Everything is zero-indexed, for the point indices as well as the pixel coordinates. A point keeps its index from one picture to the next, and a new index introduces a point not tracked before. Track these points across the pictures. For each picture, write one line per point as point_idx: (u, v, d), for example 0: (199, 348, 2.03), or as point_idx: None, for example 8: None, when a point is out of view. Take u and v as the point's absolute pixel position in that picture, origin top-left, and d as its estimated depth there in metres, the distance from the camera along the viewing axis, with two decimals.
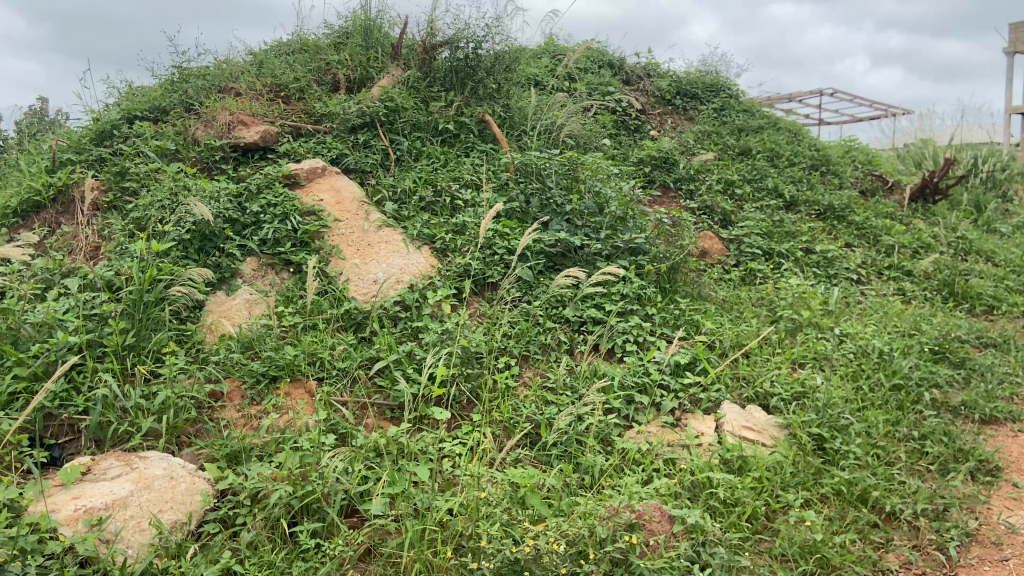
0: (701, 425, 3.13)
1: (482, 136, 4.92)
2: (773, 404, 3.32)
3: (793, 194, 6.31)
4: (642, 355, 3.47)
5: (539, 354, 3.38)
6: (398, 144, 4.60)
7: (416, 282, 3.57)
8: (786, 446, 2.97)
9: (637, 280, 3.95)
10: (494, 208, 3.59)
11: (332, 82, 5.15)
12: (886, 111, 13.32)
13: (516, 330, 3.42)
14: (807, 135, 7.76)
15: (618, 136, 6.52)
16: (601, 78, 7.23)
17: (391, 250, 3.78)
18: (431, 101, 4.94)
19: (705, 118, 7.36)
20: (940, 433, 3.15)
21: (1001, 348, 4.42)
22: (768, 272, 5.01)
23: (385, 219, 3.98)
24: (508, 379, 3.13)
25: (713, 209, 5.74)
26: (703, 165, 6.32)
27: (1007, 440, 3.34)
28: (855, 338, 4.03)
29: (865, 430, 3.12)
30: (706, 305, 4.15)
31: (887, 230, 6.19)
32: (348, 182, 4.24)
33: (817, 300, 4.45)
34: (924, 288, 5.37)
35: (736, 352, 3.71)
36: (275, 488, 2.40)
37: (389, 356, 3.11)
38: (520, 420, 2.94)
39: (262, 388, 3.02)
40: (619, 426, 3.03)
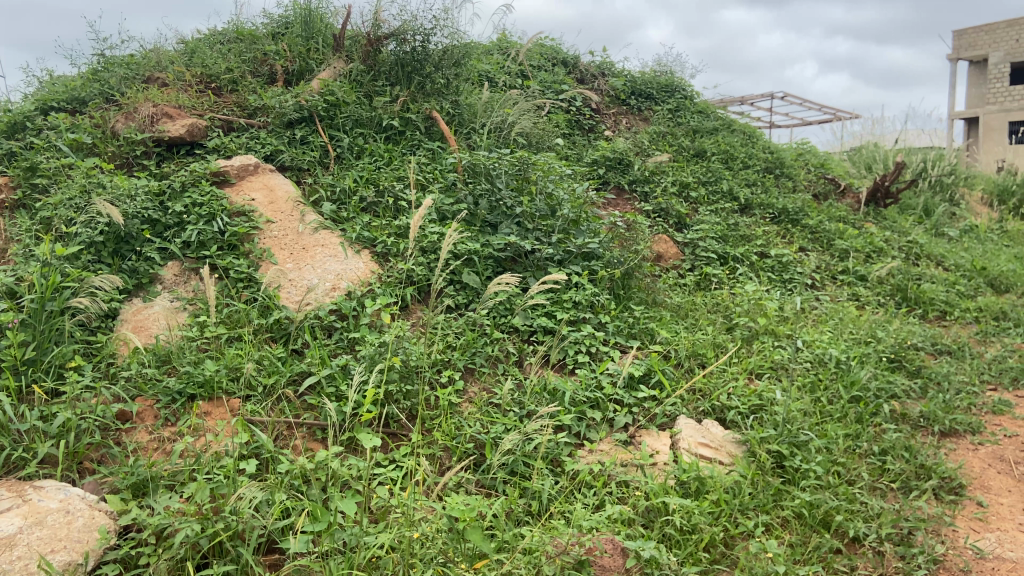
0: (655, 443, 2.95)
1: (429, 133, 4.67)
2: (730, 418, 3.16)
3: (748, 197, 6.22)
4: (595, 367, 3.28)
5: (485, 367, 3.16)
6: (339, 140, 4.33)
7: (354, 289, 3.31)
8: (745, 465, 2.81)
9: (589, 286, 3.75)
10: (423, 207, 3.13)
11: (269, 73, 4.86)
12: (834, 115, 13.50)
13: (460, 341, 3.20)
14: (760, 137, 7.70)
15: (572, 136, 6.35)
16: (555, 76, 7.05)
17: (327, 254, 3.53)
18: (375, 95, 4.68)
19: (660, 118, 7.23)
20: (901, 448, 3.03)
21: (955, 355, 4.35)
22: (723, 276, 4.87)
23: (322, 220, 3.71)
24: (452, 395, 2.91)
25: (668, 211, 5.60)
26: (658, 167, 6.18)
27: (967, 453, 3.23)
28: (813, 346, 3.91)
29: (826, 446, 2.98)
30: (661, 312, 3.98)
31: (840, 234, 6.14)
32: (283, 181, 3.96)
33: (773, 307, 4.32)
34: (877, 293, 5.31)
35: (692, 363, 3.54)
36: (182, 525, 2.13)
37: (320, 372, 2.85)
38: (463, 441, 2.72)
39: (177, 408, 2.74)
40: (570, 445, 2.82)
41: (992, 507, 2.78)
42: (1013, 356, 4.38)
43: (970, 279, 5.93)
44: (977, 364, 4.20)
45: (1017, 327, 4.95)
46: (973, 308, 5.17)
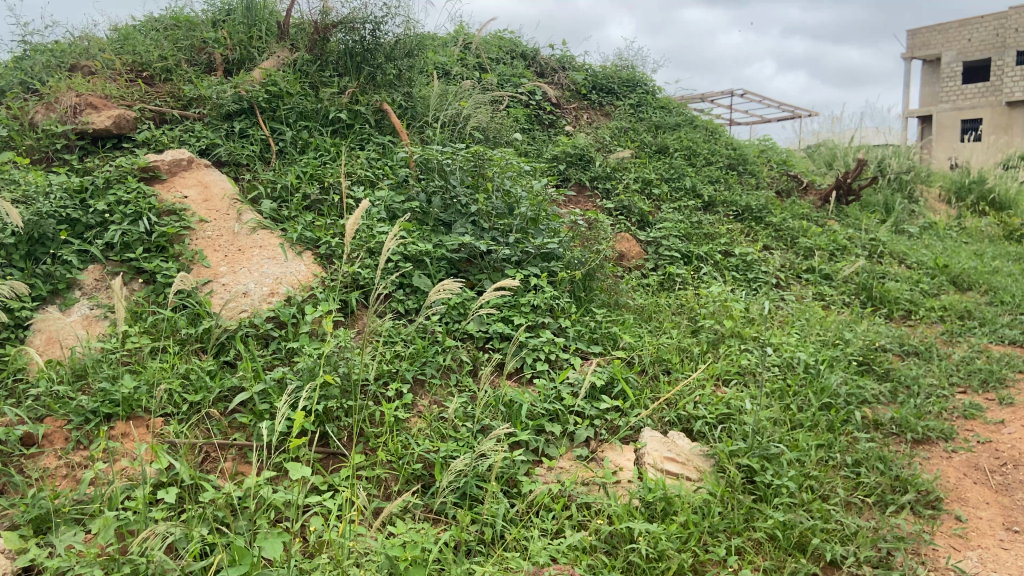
0: (619, 458, 2.76)
1: (380, 127, 4.42)
2: (697, 429, 2.99)
3: (710, 194, 6.07)
4: (554, 376, 3.08)
5: (436, 378, 2.93)
6: (281, 134, 4.05)
7: (294, 294, 3.06)
8: (713, 481, 2.64)
9: (549, 288, 3.55)
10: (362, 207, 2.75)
11: (207, 62, 4.57)
12: (794, 112, 13.58)
13: (410, 350, 2.96)
14: (722, 133, 7.58)
15: (531, 131, 6.14)
16: (514, 69, 6.83)
17: (266, 256, 3.26)
18: (321, 86, 4.41)
19: (622, 114, 7.06)
20: (875, 459, 2.90)
21: (922, 356, 4.24)
22: (687, 276, 4.71)
23: (260, 219, 3.45)
24: (399, 410, 2.68)
25: (630, 209, 5.43)
26: (620, 163, 6.01)
27: (941, 461, 3.10)
28: (780, 349, 3.77)
29: (798, 459, 2.82)
30: (623, 315, 3.81)
31: (804, 231, 6.03)
32: (220, 177, 3.69)
33: (738, 309, 4.16)
34: (842, 292, 5.19)
35: (656, 369, 3.38)
36: (86, 569, 1.87)
37: (253, 388, 2.60)
38: (410, 461, 2.50)
39: (91, 428, 2.46)
40: (527, 463, 2.61)
41: (972, 522, 2.64)
42: (979, 357, 4.29)
43: (932, 277, 5.87)
44: (945, 365, 4.09)
45: (982, 327, 4.88)
46: (937, 307, 5.09)
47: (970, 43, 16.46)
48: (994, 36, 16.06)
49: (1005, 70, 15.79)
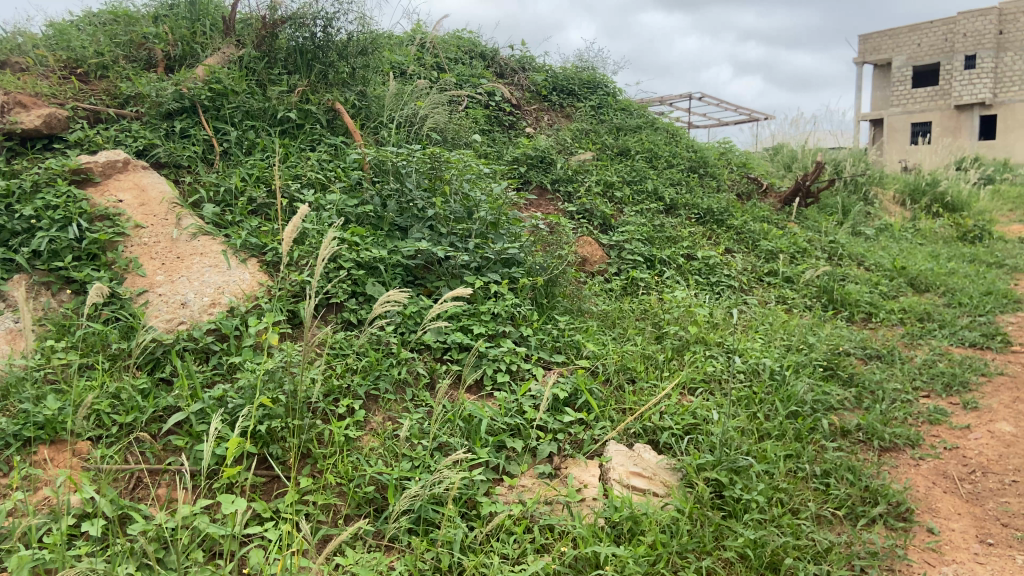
0: (583, 474, 2.63)
1: (331, 128, 4.24)
2: (664, 441, 2.88)
3: (672, 197, 6.00)
4: (515, 389, 2.95)
5: (389, 392, 2.76)
6: (226, 134, 3.85)
7: (237, 304, 2.88)
8: (681, 497, 2.53)
9: (509, 296, 3.41)
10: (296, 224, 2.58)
11: (147, 58, 4.36)
12: (752, 115, 13.68)
13: (362, 362, 2.79)
14: (683, 136, 7.54)
15: (491, 132, 6.00)
16: (473, 69, 6.68)
17: (206, 264, 3.07)
18: (269, 84, 4.22)
19: (582, 116, 6.97)
20: (844, 469, 2.82)
21: (885, 360, 4.21)
22: (650, 281, 4.62)
23: (202, 224, 3.25)
24: (349, 429, 2.52)
25: (592, 212, 5.32)
26: (581, 165, 5.92)
27: (909, 469, 3.04)
28: (745, 355, 3.68)
29: (767, 471, 2.73)
30: (586, 323, 3.70)
31: (765, 234, 5.99)
32: (159, 180, 3.48)
33: (702, 314, 4.07)
34: (803, 295, 5.15)
35: (621, 379, 3.27)
36: None
37: (190, 407, 2.42)
38: (362, 484, 2.34)
39: (10, 454, 2.26)
40: (486, 482, 2.47)
41: (944, 534, 2.57)
42: (941, 360, 4.27)
43: (891, 279, 5.88)
44: (908, 369, 4.05)
45: (941, 329, 4.88)
46: (897, 309, 5.08)
47: (919, 48, 17.02)
48: (945, 41, 16.49)
49: (954, 74, 16.27)
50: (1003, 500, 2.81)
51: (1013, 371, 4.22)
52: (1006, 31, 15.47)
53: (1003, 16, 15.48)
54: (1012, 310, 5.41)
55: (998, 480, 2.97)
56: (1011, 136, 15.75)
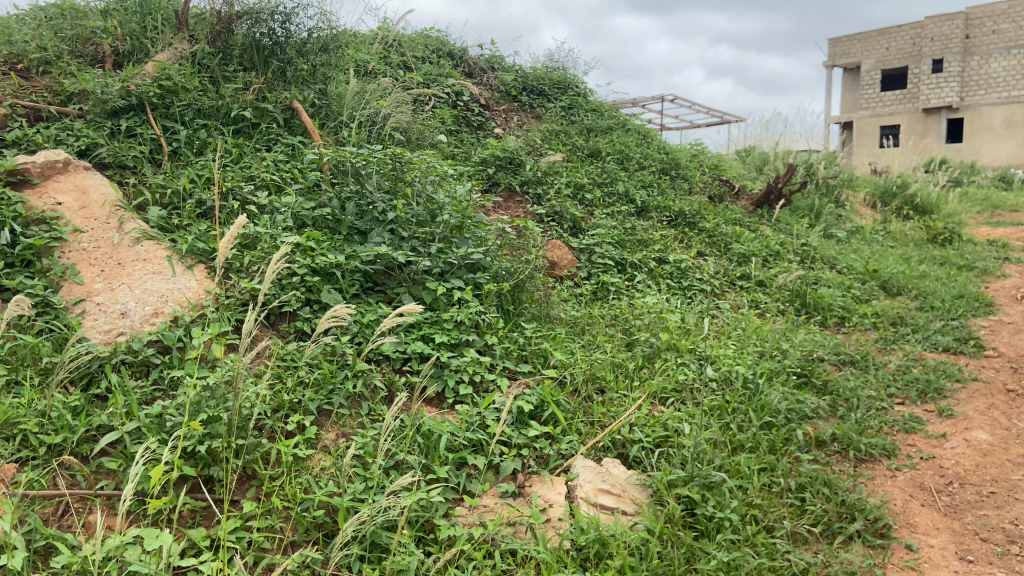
0: (549, 492, 2.50)
1: (289, 127, 4.06)
2: (634, 455, 2.76)
3: (644, 200, 5.90)
4: (478, 402, 2.80)
5: (344, 406, 2.59)
6: (175, 133, 3.66)
7: (181, 313, 2.70)
8: (652, 516, 2.41)
9: (474, 302, 3.26)
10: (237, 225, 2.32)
11: (94, 54, 4.17)
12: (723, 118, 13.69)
13: (315, 375, 2.62)
14: (654, 137, 7.45)
15: (459, 133, 5.85)
16: (441, 69, 6.53)
17: (150, 271, 2.89)
18: (223, 82, 4.03)
19: (553, 117, 6.85)
20: (820, 483, 2.72)
21: (859, 365, 4.13)
22: (621, 286, 4.50)
23: (146, 228, 3.07)
24: (299, 447, 2.35)
25: (562, 215, 5.19)
26: (551, 167, 5.79)
27: (885, 481, 2.95)
28: (717, 363, 3.57)
29: (740, 486, 2.61)
30: (554, 331, 3.57)
31: (737, 237, 5.91)
32: (102, 181, 3.29)
33: (674, 321, 3.95)
34: (776, 299, 5.06)
35: (590, 389, 3.14)
36: None
37: (125, 426, 2.24)
38: (311, 507, 2.18)
39: None
40: (446, 502, 2.32)
41: (923, 551, 2.47)
42: (915, 366, 4.20)
43: (863, 282, 5.82)
44: (882, 375, 3.97)
45: (914, 333, 4.82)
46: (870, 313, 5.02)
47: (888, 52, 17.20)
48: (913, 45, 16.67)
49: (922, 77, 16.46)
50: (981, 513, 2.72)
51: (987, 376, 4.17)
52: (973, 36, 15.66)
53: (968, 21, 15.68)
54: (983, 314, 5.37)
55: (976, 491, 2.89)
56: (978, 138, 15.95)
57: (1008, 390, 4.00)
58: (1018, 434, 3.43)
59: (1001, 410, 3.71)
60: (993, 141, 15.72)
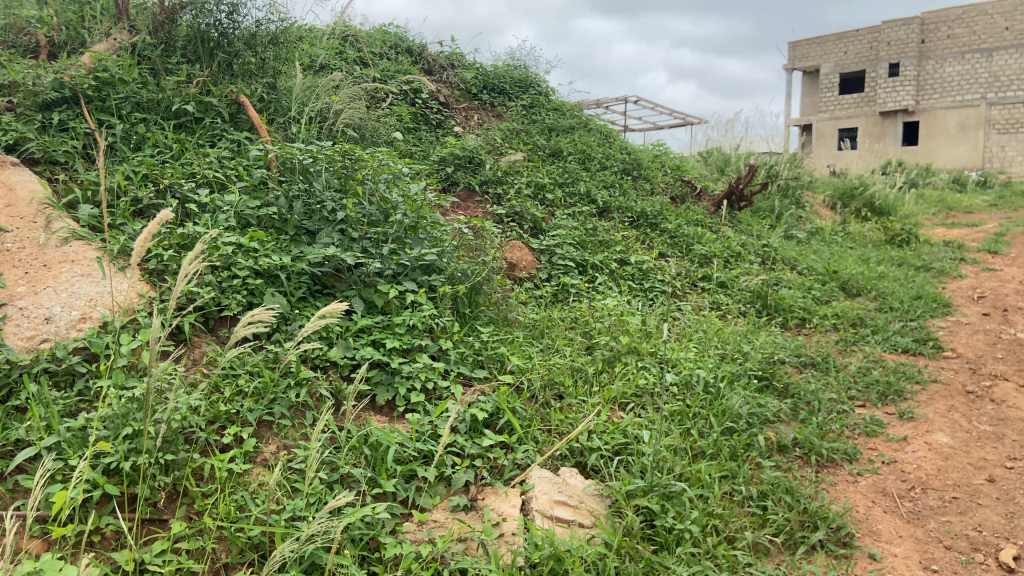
0: (503, 505, 2.38)
1: (235, 123, 3.90)
2: (592, 464, 2.66)
3: (605, 200, 5.82)
4: (430, 410, 2.67)
5: (286, 417, 2.45)
6: (111, 127, 3.48)
7: (111, 318, 2.54)
8: (610, 529, 2.31)
9: (428, 306, 3.13)
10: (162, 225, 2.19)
11: (27, 44, 3.97)
12: (686, 120, 13.74)
13: (255, 385, 2.47)
14: (616, 137, 7.39)
15: (417, 131, 5.71)
16: (399, 65, 6.38)
17: (78, 273, 2.72)
18: (165, 74, 3.86)
19: (514, 115, 6.74)
20: (782, 491, 2.66)
21: (820, 367, 4.09)
22: (582, 287, 4.41)
23: (75, 228, 2.89)
24: (235, 462, 2.21)
25: (522, 215, 5.08)
26: (512, 167, 5.68)
27: (848, 487, 2.89)
28: (678, 367, 3.49)
29: (701, 495, 2.53)
30: (511, 335, 3.45)
31: (698, 238, 5.85)
32: (31, 178, 3.09)
33: (635, 323, 3.87)
34: (737, 300, 5.01)
35: (548, 396, 3.04)
36: None
37: (43, 441, 2.07)
38: (245, 527, 2.04)
39: None
40: (393, 518, 2.20)
41: (887, 560, 2.41)
42: (875, 367, 4.17)
43: (824, 283, 5.82)
44: (843, 377, 3.94)
45: (873, 334, 4.81)
46: (830, 314, 5.00)
47: (846, 56, 17.49)
48: (870, 49, 16.96)
49: (878, 80, 16.76)
50: (944, 519, 2.68)
51: (946, 378, 4.16)
52: (928, 40, 15.93)
53: (924, 26, 15.95)
54: (940, 315, 5.40)
55: (938, 497, 2.85)
56: (933, 141, 16.25)
57: (967, 392, 4.00)
58: (977, 437, 3.41)
59: (960, 412, 3.70)
60: (947, 144, 16.02)
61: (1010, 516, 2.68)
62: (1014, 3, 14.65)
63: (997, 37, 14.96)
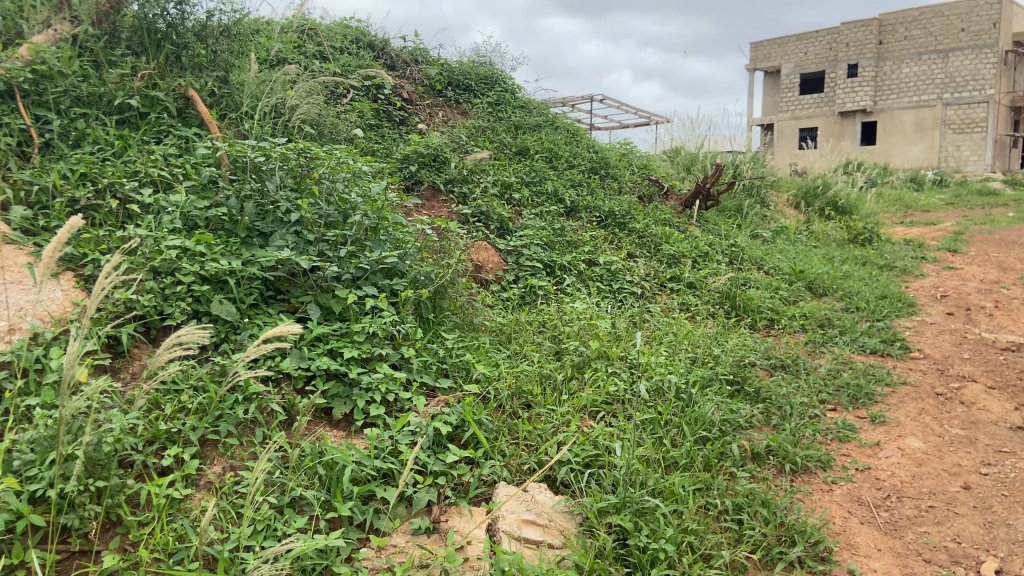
0: (467, 526, 2.26)
1: (183, 119, 3.71)
2: (562, 478, 2.54)
3: (573, 200, 5.71)
4: (390, 424, 2.53)
5: (233, 435, 2.29)
6: (48, 123, 3.29)
7: (42, 329, 2.36)
8: (581, 551, 2.19)
9: (388, 312, 2.97)
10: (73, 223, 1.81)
11: None
12: (651, 120, 13.73)
13: (199, 400, 2.32)
14: (583, 135, 7.28)
15: (379, 128, 5.54)
16: (361, 60, 6.19)
17: (7, 281, 2.54)
18: (109, 67, 3.65)
19: (479, 112, 6.59)
20: (758, 503, 2.56)
21: (791, 370, 4.02)
22: (550, 290, 4.29)
23: (5, 231, 2.71)
24: (176, 487, 2.07)
25: (488, 215, 4.93)
26: (478, 165, 5.53)
27: (824, 497, 2.81)
28: (649, 372, 3.39)
29: (674, 510, 2.42)
30: (477, 341, 3.31)
31: (667, 238, 5.76)
32: None
33: (604, 327, 3.75)
34: (706, 302, 4.93)
35: (515, 405, 2.91)
36: None
37: None
38: (185, 558, 1.90)
39: None
40: (348, 544, 2.06)
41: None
42: (845, 369, 4.12)
43: (791, 283, 5.78)
44: (814, 380, 3.87)
45: (842, 335, 4.77)
46: (799, 315, 4.95)
47: (806, 57, 17.73)
48: (829, 50, 17.19)
49: (838, 81, 16.99)
50: (922, 530, 2.62)
51: (916, 380, 4.12)
52: (886, 41, 16.15)
53: (882, 27, 16.16)
54: (906, 315, 5.38)
55: (915, 506, 2.79)
56: (891, 140, 16.48)
57: (936, 394, 3.96)
58: (949, 442, 3.37)
59: (932, 416, 3.66)
60: (904, 143, 16.28)
61: (988, 526, 2.65)
62: (970, 4, 14.88)
63: (953, 38, 15.20)
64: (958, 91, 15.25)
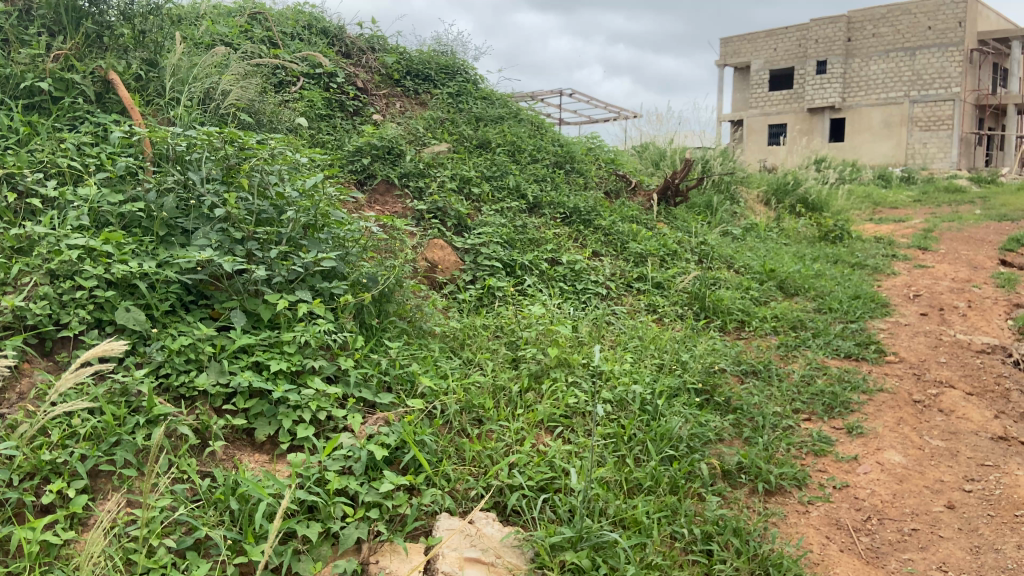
0: (401, 565, 1.99)
1: (103, 104, 3.38)
2: (513, 506, 2.27)
3: (535, 195, 5.44)
4: (320, 447, 2.24)
5: (130, 465, 1.99)
6: None
7: None
8: None
9: (324, 318, 2.67)
10: None
11: None
12: (620, 116, 13.53)
13: (92, 424, 2.01)
14: (548, 129, 7.02)
15: (330, 118, 5.23)
16: (313, 47, 5.87)
17: None
18: (19, 46, 3.32)
19: (439, 103, 6.29)
20: (729, 532, 2.32)
21: (762, 376, 3.79)
22: (509, 291, 4.02)
23: None
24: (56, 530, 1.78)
25: (445, 211, 4.64)
26: (435, 158, 5.24)
27: (800, 520, 2.58)
28: (612, 381, 3.13)
29: (637, 543, 2.17)
30: (424, 349, 3.02)
31: (633, 235, 5.53)
32: None
33: (565, 332, 3.48)
34: (674, 302, 4.69)
35: (464, 422, 2.63)
36: None
37: None
38: None
39: None
40: None
41: None
42: (819, 375, 3.91)
43: (761, 282, 5.57)
44: (787, 388, 3.65)
45: (815, 337, 4.57)
46: (770, 317, 4.74)
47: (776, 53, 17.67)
48: (798, 47, 17.15)
49: (807, 78, 16.96)
50: (905, 558, 2.42)
51: (893, 385, 3.92)
52: (854, 39, 16.09)
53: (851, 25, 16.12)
54: (880, 316, 5.21)
55: (896, 529, 2.58)
56: (859, 138, 16.46)
57: (914, 402, 3.77)
58: (930, 455, 3.17)
59: (910, 426, 3.46)
60: (872, 140, 16.28)
61: (976, 552, 2.45)
62: (936, 3, 14.90)
63: (920, 37, 15.21)
64: (925, 88, 15.28)
